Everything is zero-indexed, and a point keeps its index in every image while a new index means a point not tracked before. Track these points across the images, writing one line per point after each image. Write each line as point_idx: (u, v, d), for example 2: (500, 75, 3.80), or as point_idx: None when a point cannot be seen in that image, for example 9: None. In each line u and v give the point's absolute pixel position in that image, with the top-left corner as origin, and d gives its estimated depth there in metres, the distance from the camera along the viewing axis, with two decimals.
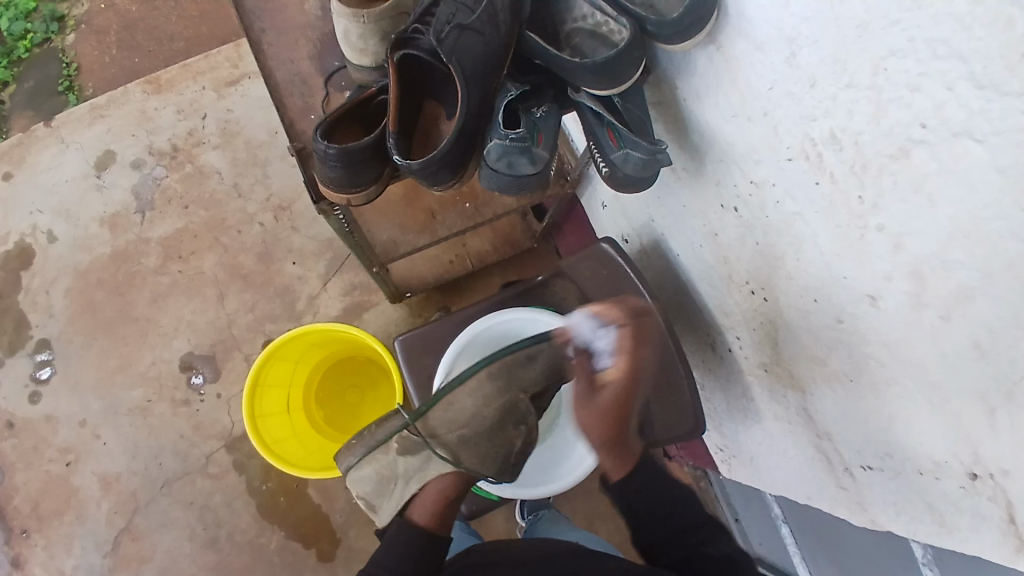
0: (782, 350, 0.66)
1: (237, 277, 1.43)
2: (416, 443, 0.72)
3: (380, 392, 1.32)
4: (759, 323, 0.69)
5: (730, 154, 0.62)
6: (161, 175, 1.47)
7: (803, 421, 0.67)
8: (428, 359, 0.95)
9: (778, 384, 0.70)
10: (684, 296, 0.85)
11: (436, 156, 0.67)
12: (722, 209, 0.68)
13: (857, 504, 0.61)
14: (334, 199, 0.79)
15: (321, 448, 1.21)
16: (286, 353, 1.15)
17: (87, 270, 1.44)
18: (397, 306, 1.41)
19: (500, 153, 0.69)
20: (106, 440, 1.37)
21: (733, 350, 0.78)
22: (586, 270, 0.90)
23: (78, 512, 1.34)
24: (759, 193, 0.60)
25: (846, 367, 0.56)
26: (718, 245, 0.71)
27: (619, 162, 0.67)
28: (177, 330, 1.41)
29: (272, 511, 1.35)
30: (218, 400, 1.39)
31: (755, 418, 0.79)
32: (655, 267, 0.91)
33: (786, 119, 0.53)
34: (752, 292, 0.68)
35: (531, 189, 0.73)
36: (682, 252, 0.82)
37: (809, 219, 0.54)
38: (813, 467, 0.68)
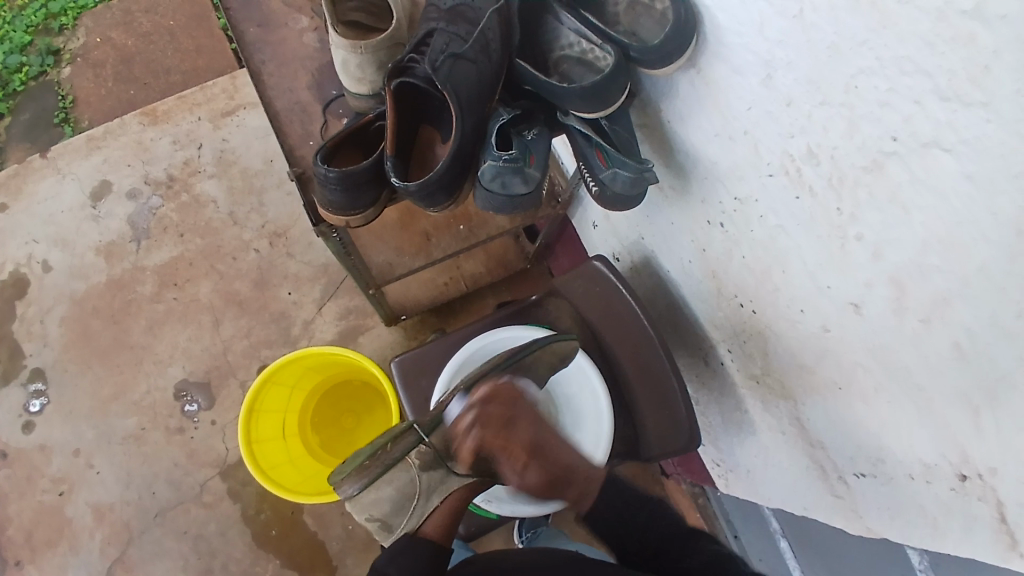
0: (772, 361, 0.67)
1: (233, 304, 1.44)
2: (436, 458, 0.72)
3: (377, 416, 1.32)
4: (748, 336, 0.70)
5: (714, 172, 0.64)
6: (157, 204, 1.49)
7: (796, 431, 0.68)
8: (424, 380, 0.96)
9: (770, 396, 0.71)
10: (676, 311, 0.87)
11: (432, 177, 0.68)
12: (709, 225, 0.69)
13: (852, 512, 0.62)
14: (333, 221, 0.80)
15: (316, 473, 1.20)
16: (282, 378, 1.15)
17: (83, 298, 1.45)
18: (393, 330, 1.41)
19: (492, 173, 0.70)
20: (99, 469, 1.37)
21: (725, 364, 0.79)
22: (581, 288, 0.91)
23: (70, 542, 1.33)
24: (744, 209, 0.61)
25: (834, 374, 0.57)
26: (707, 259, 0.73)
27: (608, 180, 0.68)
28: (173, 357, 1.42)
29: (268, 539, 1.34)
30: (212, 427, 1.39)
31: (749, 431, 0.79)
32: (646, 284, 0.93)
33: (765, 137, 0.54)
34: (741, 305, 0.69)
35: (522, 208, 0.75)
36: (673, 269, 0.83)
37: (792, 232, 0.55)
38: (808, 476, 0.68)
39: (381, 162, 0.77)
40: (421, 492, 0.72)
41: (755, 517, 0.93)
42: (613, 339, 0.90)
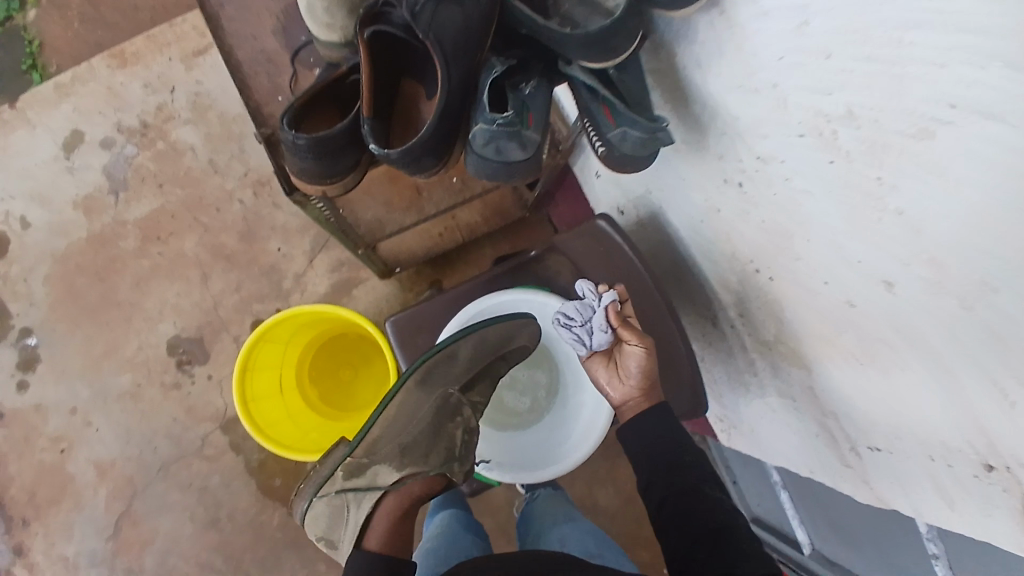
0: (787, 328, 0.65)
1: (220, 258, 1.41)
2: (361, 464, 0.79)
3: (375, 367, 1.31)
4: (762, 303, 0.68)
5: (734, 127, 0.60)
6: (132, 153, 1.43)
7: (807, 401, 0.67)
8: (421, 339, 0.94)
9: (783, 362, 0.69)
10: (683, 269, 0.84)
11: (416, 143, 0.66)
12: (723, 185, 0.66)
13: (862, 481, 0.62)
14: (308, 189, 0.77)
15: (316, 426, 1.21)
16: (277, 334, 1.14)
17: (65, 255, 1.42)
18: (388, 283, 1.38)
19: (485, 136, 0.66)
20: (97, 427, 1.40)
21: (734, 327, 0.77)
22: (582, 246, 0.90)
23: (74, 499, 1.40)
24: (765, 170, 0.58)
25: (853, 347, 0.56)
26: (719, 221, 0.69)
27: (616, 141, 0.65)
28: (163, 314, 1.41)
29: (271, 489, 1.40)
30: (209, 382, 1.40)
31: (757, 392, 0.78)
32: (651, 240, 0.90)
33: (796, 91, 0.50)
34: (756, 271, 0.66)
35: (520, 174, 0.72)
36: (683, 227, 0.79)
37: (819, 197, 0.52)
38: (817, 445, 0.68)
39: (357, 125, 0.74)
40: (351, 500, 0.76)
41: (753, 466, 0.96)
42: None
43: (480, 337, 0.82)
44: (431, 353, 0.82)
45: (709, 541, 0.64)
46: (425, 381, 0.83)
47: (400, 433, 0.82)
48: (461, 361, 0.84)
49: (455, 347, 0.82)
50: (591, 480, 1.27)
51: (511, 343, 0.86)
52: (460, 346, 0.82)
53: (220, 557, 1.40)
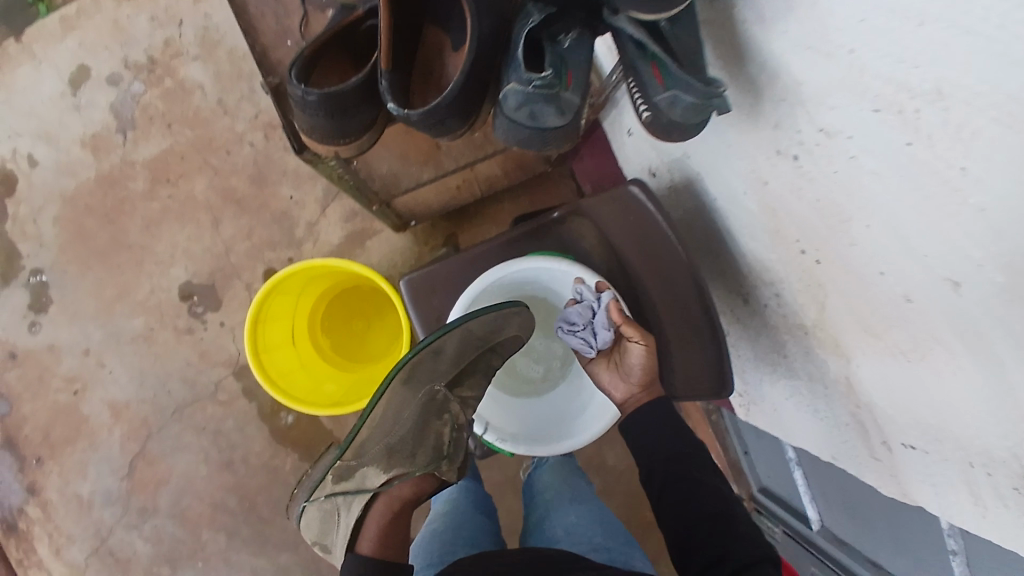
0: (829, 315, 0.63)
1: (231, 202, 1.38)
2: (350, 468, 0.81)
3: (387, 319, 1.29)
4: (806, 284, 0.65)
5: (795, 93, 0.52)
6: (140, 90, 1.38)
7: (842, 390, 0.66)
8: (435, 299, 0.92)
9: (818, 347, 0.68)
10: (718, 241, 0.81)
11: (440, 102, 0.64)
12: (775, 156, 0.59)
13: (889, 475, 0.63)
14: (321, 149, 0.75)
15: (329, 377, 1.21)
16: (289, 285, 1.11)
17: (74, 195, 1.40)
18: (403, 235, 1.35)
19: (521, 99, 0.62)
20: (111, 368, 1.41)
21: (769, 306, 0.75)
22: (611, 214, 0.88)
23: (90, 438, 1.42)
24: (829, 144, 0.51)
25: (900, 342, 0.53)
26: (766, 193, 0.64)
27: (665, 106, 0.60)
28: (174, 258, 1.39)
29: (284, 435, 1.41)
30: (221, 329, 1.39)
31: (785, 371, 0.77)
32: (685, 208, 0.86)
33: (876, 59, 0.43)
34: (803, 251, 0.63)
35: (556, 140, 0.68)
36: (720, 197, 0.75)
37: (890, 181, 0.46)
38: (844, 431, 0.68)
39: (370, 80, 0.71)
40: (342, 506, 0.78)
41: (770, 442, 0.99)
42: (641, 265, 0.88)
43: (464, 332, 0.82)
44: (415, 352, 0.82)
45: (706, 526, 0.73)
46: (410, 378, 0.83)
47: (386, 434, 0.82)
48: (447, 355, 0.83)
49: (439, 345, 0.82)
50: (603, 438, 1.27)
51: (500, 334, 0.85)
52: (445, 342, 0.82)
53: (234, 499, 1.42)
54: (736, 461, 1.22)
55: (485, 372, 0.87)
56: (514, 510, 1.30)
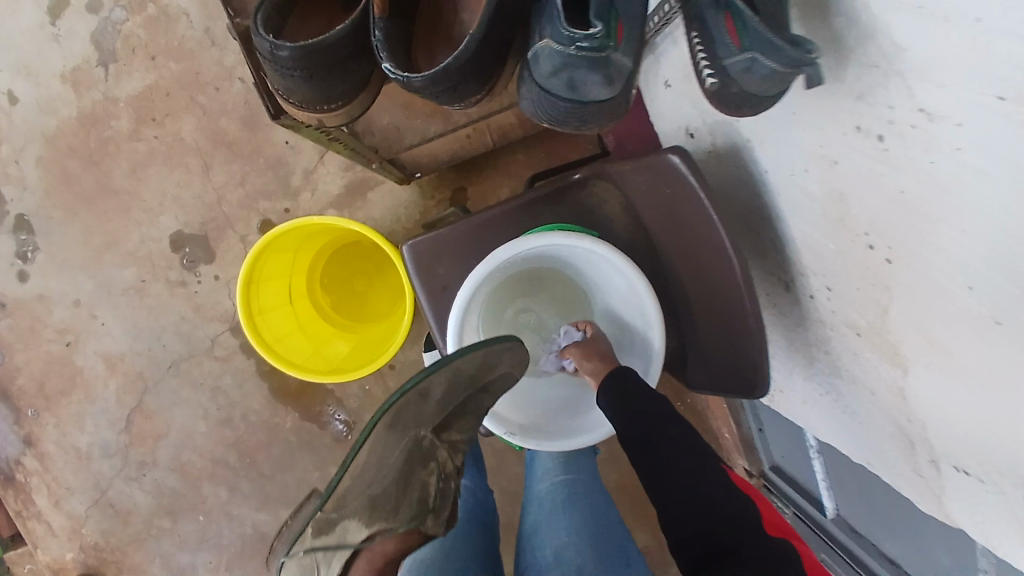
0: (887, 319, 0.55)
1: (222, 146, 1.28)
2: (331, 520, 0.71)
3: (389, 278, 1.21)
4: (864, 281, 0.56)
5: (892, 61, 0.42)
6: (121, 18, 1.26)
7: (893, 398, 0.58)
8: (441, 268, 0.84)
9: (869, 350, 0.60)
10: (762, 220, 0.72)
11: (443, 70, 0.63)
12: (852, 131, 0.49)
13: (932, 493, 0.58)
14: (303, 113, 0.76)
15: (331, 339, 1.14)
16: (284, 242, 1.03)
17: (56, 135, 1.30)
18: (407, 187, 1.25)
19: (560, 63, 0.55)
20: (103, 320, 1.34)
21: (816, 299, 0.67)
22: (644, 183, 0.79)
23: (85, 390, 1.37)
24: (928, 129, 0.42)
25: (975, 365, 0.45)
26: (835, 174, 0.54)
27: (737, 72, 0.50)
28: (163, 206, 1.30)
29: (284, 393, 1.35)
30: (216, 282, 1.32)
31: (822, 368, 0.71)
32: (726, 177, 0.76)
33: (1010, 30, 0.33)
34: (870, 246, 0.53)
35: (597, 113, 0.63)
36: (773, 170, 0.64)
37: (1003, 185, 0.37)
38: (888, 439, 0.62)
39: (352, 35, 0.71)
40: (321, 565, 0.69)
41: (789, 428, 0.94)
42: (671, 243, 0.79)
43: (453, 371, 0.76)
44: (400, 395, 0.76)
45: (681, 471, 0.72)
46: (394, 423, 0.77)
47: (369, 484, 0.74)
48: (433, 398, 0.78)
49: (426, 387, 0.76)
50: None
51: (491, 371, 0.79)
52: (434, 385, 0.76)
53: (234, 455, 1.36)
54: (749, 439, 1.15)
55: (475, 415, 0.82)
56: (519, 476, 1.25)
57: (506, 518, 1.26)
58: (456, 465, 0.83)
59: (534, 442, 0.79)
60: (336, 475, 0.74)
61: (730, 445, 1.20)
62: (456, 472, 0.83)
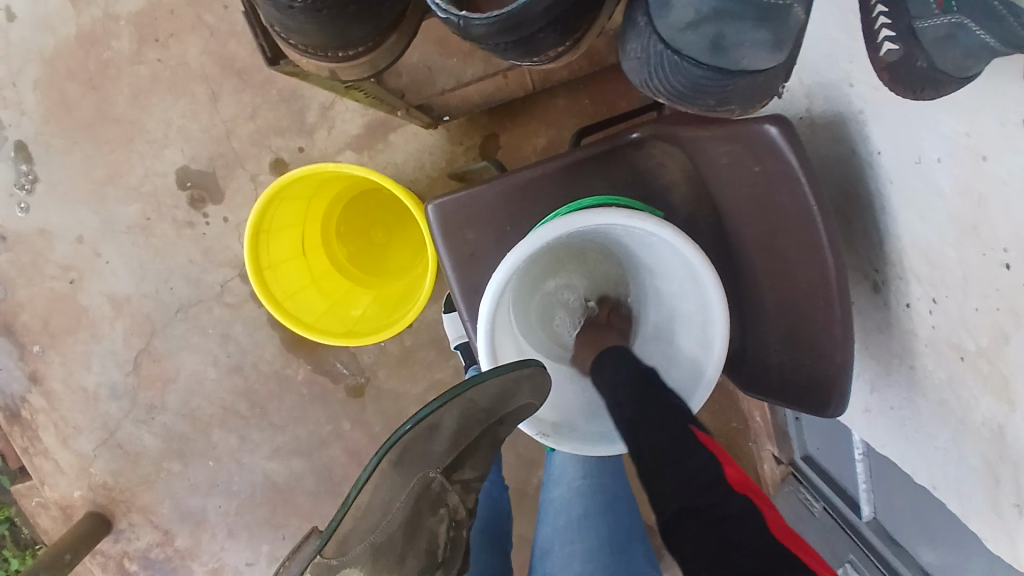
0: (1007, 350, 0.45)
1: (231, 74, 1.17)
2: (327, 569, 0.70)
3: (409, 234, 1.11)
4: (986, 300, 0.46)
5: None
6: None
7: (988, 437, 0.49)
8: (472, 234, 0.74)
9: (965, 375, 0.50)
10: (860, 203, 0.61)
11: (518, 10, 0.51)
12: (1016, 124, 0.38)
13: (1008, 535, 0.49)
14: (311, 61, 0.65)
15: (346, 296, 1.05)
16: (296, 191, 0.94)
17: (54, 55, 1.19)
18: (432, 130, 1.14)
19: (710, 12, 0.46)
20: (108, 259, 1.26)
21: (911, 306, 0.57)
22: (727, 157, 0.67)
23: (91, 330, 1.29)
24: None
25: None
26: (981, 173, 0.43)
27: (931, 40, 0.41)
28: (168, 138, 1.20)
29: (298, 345, 1.27)
30: (226, 225, 1.22)
31: (902, 378, 0.61)
32: (823, 147, 0.64)
33: None
34: (1004, 262, 0.43)
35: (739, 92, 0.52)
36: (891, 150, 0.53)
37: None
38: (965, 471, 0.53)
39: None
40: None
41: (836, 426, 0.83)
42: (744, 225, 0.69)
43: (467, 403, 0.73)
44: (411, 428, 0.74)
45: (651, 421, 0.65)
46: (400, 461, 0.75)
47: (371, 528, 0.74)
48: (441, 433, 0.76)
49: (436, 420, 0.75)
50: None
51: (509, 403, 0.73)
52: (443, 420, 0.75)
53: (244, 404, 1.29)
54: (782, 424, 1.02)
55: (488, 451, 0.82)
56: (539, 444, 1.18)
57: (522, 486, 1.19)
58: (467, 506, 0.82)
59: (572, 447, 0.70)
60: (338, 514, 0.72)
61: (757, 430, 1.08)
62: (464, 516, 0.82)
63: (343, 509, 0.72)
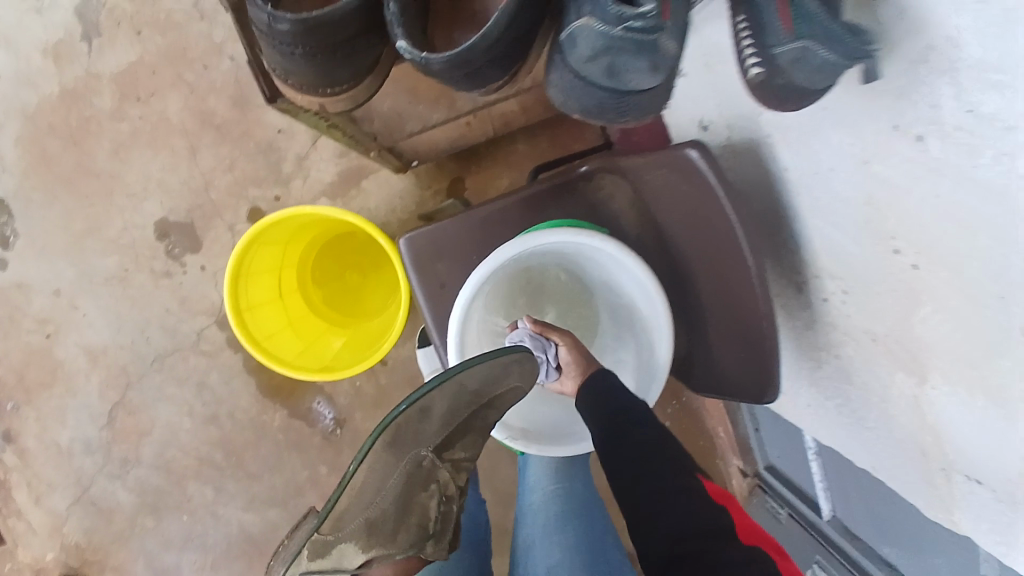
0: (914, 329, 0.48)
1: (210, 127, 1.21)
2: (325, 544, 0.63)
3: (384, 274, 1.14)
4: (888, 286, 0.50)
5: (947, 54, 0.35)
6: None
7: (908, 409, 0.52)
8: (441, 267, 0.77)
9: (882, 358, 0.54)
10: (779, 219, 0.65)
11: (466, 49, 0.56)
12: (889, 131, 0.42)
13: (942, 504, 0.51)
14: (308, 96, 0.70)
15: (323, 338, 1.07)
16: (275, 234, 0.97)
17: (36, 113, 1.23)
18: (403, 176, 1.18)
19: (602, 47, 0.50)
20: (85, 311, 1.27)
21: (829, 300, 0.60)
22: (661, 181, 0.71)
23: (67, 384, 1.29)
24: (976, 134, 0.35)
25: (1008, 389, 0.40)
26: (868, 178, 0.47)
27: (787, 63, 0.43)
28: (147, 191, 1.24)
29: (272, 391, 1.28)
30: (202, 273, 1.25)
31: (834, 371, 0.64)
32: (744, 173, 0.68)
33: None
34: (897, 251, 0.47)
35: (636, 104, 0.57)
36: (793, 163, 0.57)
37: None
38: (896, 448, 0.56)
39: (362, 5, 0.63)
40: None
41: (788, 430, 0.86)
42: (687, 248, 0.73)
43: (457, 385, 0.70)
44: (403, 409, 0.69)
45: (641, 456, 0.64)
46: (394, 441, 0.70)
47: (369, 502, 0.67)
48: (433, 417, 0.72)
49: (428, 403, 0.70)
50: None
51: (500, 383, 0.72)
52: (437, 403, 0.71)
53: (220, 454, 1.29)
54: (744, 437, 1.06)
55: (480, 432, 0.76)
56: (516, 481, 1.19)
57: (501, 523, 1.20)
58: (458, 486, 0.77)
59: (539, 448, 0.77)
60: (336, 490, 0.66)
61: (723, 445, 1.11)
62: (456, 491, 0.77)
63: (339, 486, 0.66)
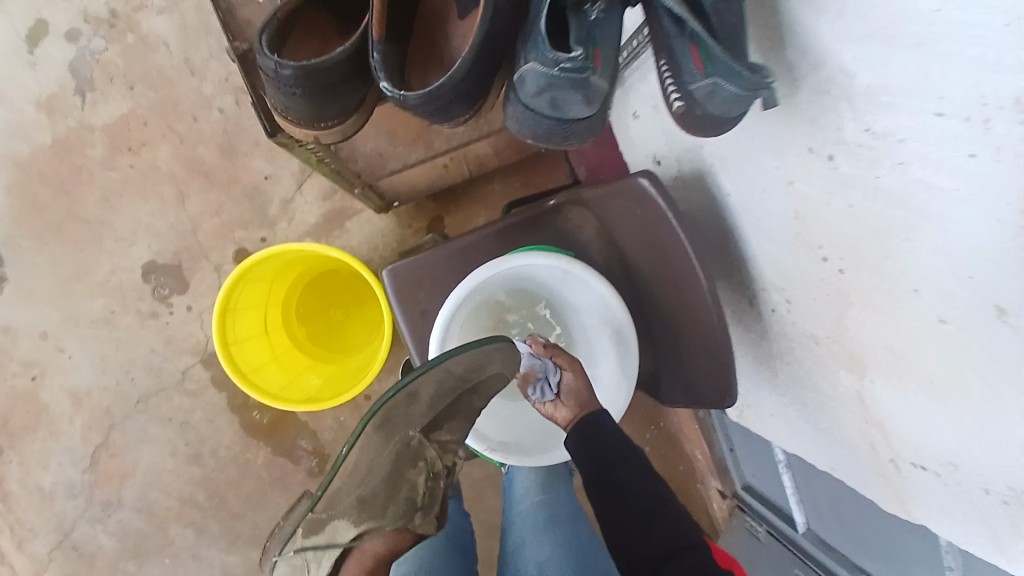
0: (848, 329, 0.54)
1: (197, 174, 1.26)
2: (319, 522, 0.68)
3: (367, 309, 1.19)
4: (824, 292, 0.55)
5: (842, 86, 0.42)
6: (99, 47, 1.25)
7: (854, 406, 0.57)
8: (422, 296, 0.82)
9: (828, 359, 0.60)
10: (727, 242, 0.71)
11: (438, 88, 0.62)
12: (808, 153, 0.49)
13: (896, 494, 0.56)
14: (300, 132, 0.76)
15: (308, 371, 1.10)
16: (261, 273, 1.01)
17: (28, 162, 1.27)
18: (384, 216, 1.24)
19: (544, 84, 0.56)
20: (71, 353, 1.30)
21: (778, 311, 0.67)
22: (618, 207, 0.78)
23: (50, 428, 1.31)
24: (874, 149, 0.42)
25: (930, 370, 0.45)
26: (795, 196, 0.53)
27: (701, 96, 0.49)
28: (136, 235, 1.28)
29: (256, 429, 1.30)
30: (189, 313, 1.29)
31: (790, 381, 0.69)
32: (697, 201, 0.75)
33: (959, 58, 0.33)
34: (825, 259, 0.53)
35: (579, 129, 0.63)
36: (733, 190, 0.64)
37: (942, 199, 0.38)
38: (849, 444, 0.61)
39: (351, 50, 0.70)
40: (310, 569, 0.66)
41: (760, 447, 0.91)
42: (649, 271, 0.79)
43: (443, 372, 0.72)
44: (391, 396, 0.72)
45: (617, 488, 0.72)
46: (383, 424, 0.73)
47: (361, 477, 0.72)
48: (422, 401, 0.74)
49: (415, 388, 0.72)
50: None
51: (483, 371, 0.75)
52: (427, 387, 0.73)
53: (203, 494, 1.30)
54: (720, 458, 1.11)
55: (467, 415, 0.78)
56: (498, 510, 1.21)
57: (483, 553, 1.22)
58: (446, 463, 0.79)
59: (516, 459, 0.82)
60: (335, 463, 0.72)
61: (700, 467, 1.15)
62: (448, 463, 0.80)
63: (335, 464, 0.72)
